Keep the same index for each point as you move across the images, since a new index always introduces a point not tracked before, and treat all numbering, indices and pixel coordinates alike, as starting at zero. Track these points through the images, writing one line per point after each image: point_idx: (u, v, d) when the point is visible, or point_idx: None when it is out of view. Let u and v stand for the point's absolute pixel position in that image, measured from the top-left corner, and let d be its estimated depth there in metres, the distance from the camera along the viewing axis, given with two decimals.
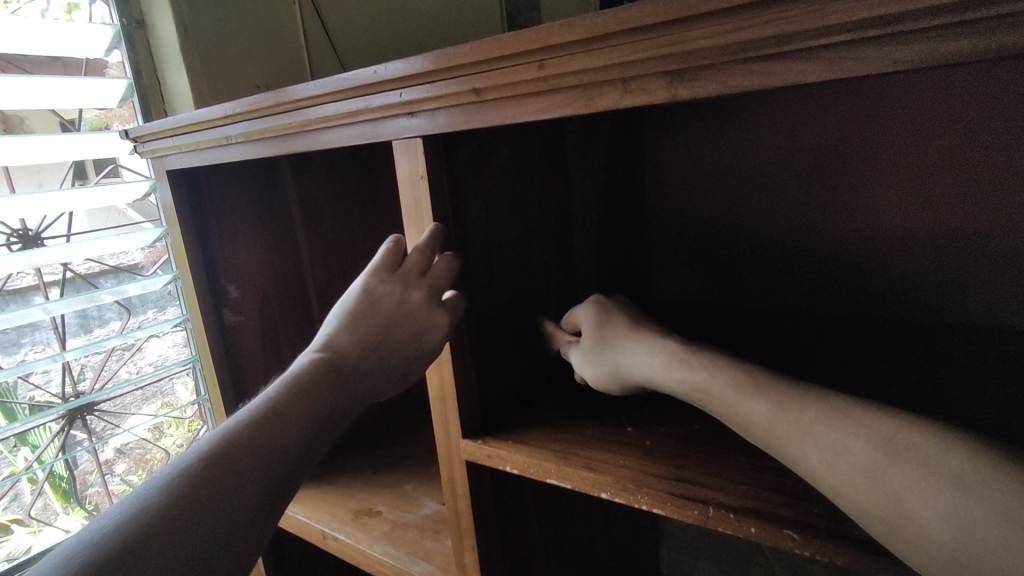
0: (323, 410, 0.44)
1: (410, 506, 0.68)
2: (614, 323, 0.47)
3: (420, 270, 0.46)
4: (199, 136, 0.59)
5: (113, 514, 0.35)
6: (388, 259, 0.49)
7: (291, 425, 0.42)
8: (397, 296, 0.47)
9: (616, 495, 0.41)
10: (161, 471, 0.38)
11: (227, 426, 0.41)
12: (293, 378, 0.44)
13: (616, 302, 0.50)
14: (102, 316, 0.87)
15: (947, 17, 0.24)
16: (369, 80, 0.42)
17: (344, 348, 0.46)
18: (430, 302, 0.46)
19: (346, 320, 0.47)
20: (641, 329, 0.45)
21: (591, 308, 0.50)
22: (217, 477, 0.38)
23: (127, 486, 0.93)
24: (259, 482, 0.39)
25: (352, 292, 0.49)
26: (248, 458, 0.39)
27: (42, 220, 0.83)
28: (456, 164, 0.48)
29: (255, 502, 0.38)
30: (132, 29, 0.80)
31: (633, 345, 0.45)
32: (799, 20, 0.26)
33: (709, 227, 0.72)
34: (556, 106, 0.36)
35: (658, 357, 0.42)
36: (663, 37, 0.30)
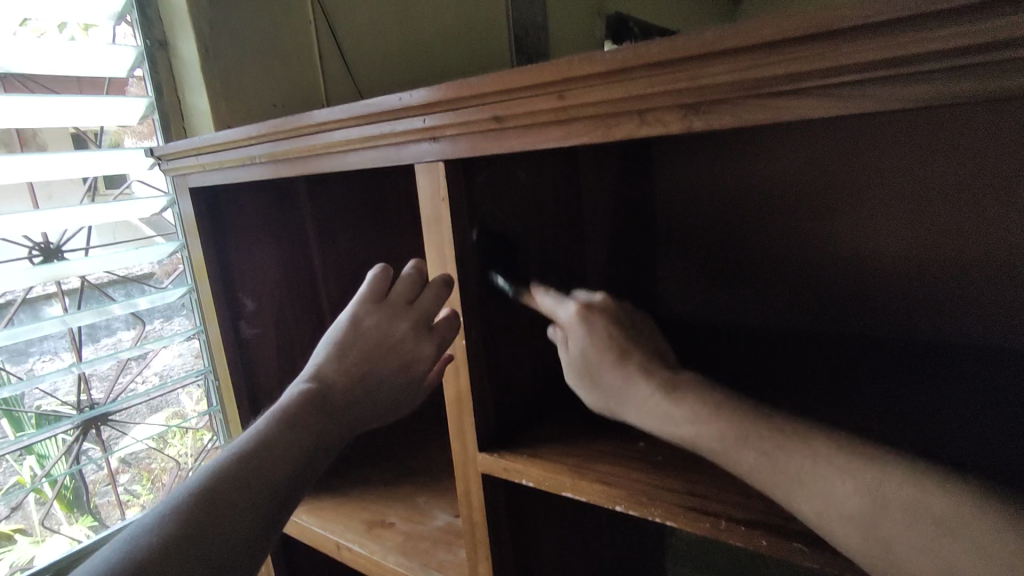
0: (310, 440, 0.47)
1: (422, 518, 0.69)
2: (600, 359, 0.44)
3: (408, 299, 0.51)
4: (223, 155, 0.61)
5: (116, 544, 0.38)
6: (375, 287, 0.53)
7: (280, 455, 0.46)
8: (383, 327, 0.51)
9: (630, 509, 0.42)
10: (160, 503, 0.41)
11: (225, 454, 0.45)
12: (283, 410, 0.48)
13: (601, 315, 0.46)
14: (110, 327, 0.88)
15: (953, 60, 0.25)
16: (394, 106, 0.44)
17: (332, 377, 0.50)
18: (417, 331, 0.49)
19: (334, 350, 0.51)
20: (626, 366, 0.43)
21: (575, 327, 0.45)
22: (214, 505, 0.41)
23: (132, 496, 0.94)
24: (253, 507, 0.43)
25: (340, 322, 0.53)
26: (239, 489, 0.43)
27: (63, 234, 0.85)
28: (475, 186, 0.49)
29: (249, 528, 0.42)
30: (154, 49, 0.83)
31: (618, 390, 0.43)
32: (811, 60, 0.28)
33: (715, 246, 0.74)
34: (574, 134, 0.38)
35: (644, 408, 0.41)
36: (680, 72, 0.32)
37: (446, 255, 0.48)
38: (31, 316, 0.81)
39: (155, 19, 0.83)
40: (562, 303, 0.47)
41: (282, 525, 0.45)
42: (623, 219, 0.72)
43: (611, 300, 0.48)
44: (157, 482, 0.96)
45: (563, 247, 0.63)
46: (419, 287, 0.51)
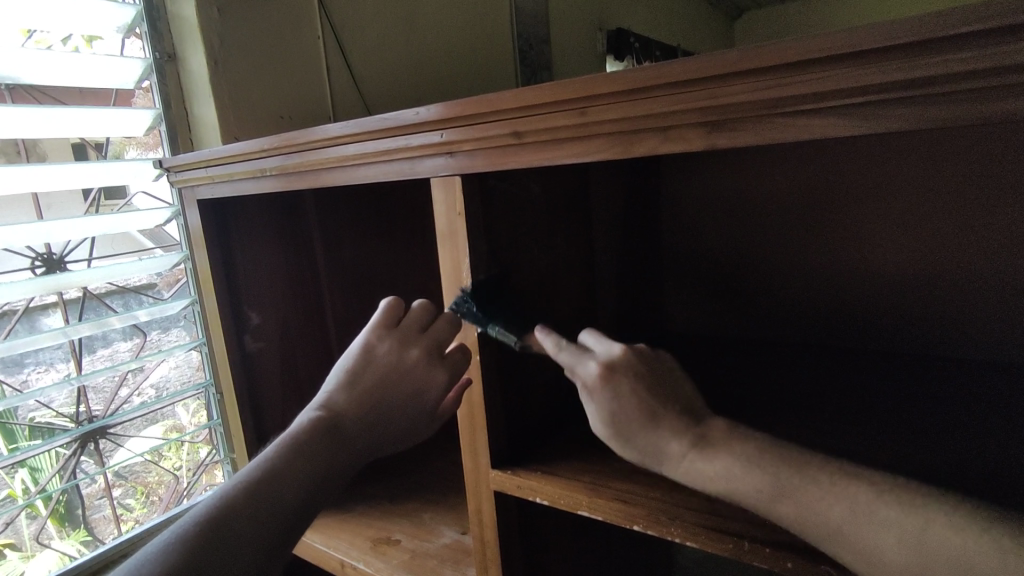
0: (317, 471, 0.46)
1: (428, 535, 0.68)
2: (629, 424, 0.39)
3: (420, 326, 0.51)
4: (233, 168, 0.61)
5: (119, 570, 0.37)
6: (388, 316, 0.53)
7: (287, 483, 0.45)
8: (393, 356, 0.50)
9: (648, 528, 0.42)
10: (168, 529, 0.41)
11: (234, 480, 0.45)
12: (293, 438, 0.47)
13: (626, 373, 0.40)
14: (107, 338, 0.86)
15: (977, 81, 0.25)
16: (410, 120, 0.44)
17: (343, 405, 0.50)
18: (429, 359, 0.49)
19: (345, 380, 0.51)
20: (656, 429, 0.39)
21: (597, 393, 0.40)
22: (218, 533, 0.41)
23: (125, 510, 0.91)
24: (259, 535, 0.42)
25: (352, 350, 0.52)
26: (245, 518, 0.42)
27: (65, 244, 0.84)
28: (489, 201, 0.49)
29: (253, 557, 0.41)
30: (163, 62, 0.84)
31: (649, 454, 0.39)
32: (837, 80, 0.28)
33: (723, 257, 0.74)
34: (594, 151, 0.38)
35: (682, 470, 0.38)
36: (706, 90, 0.32)
37: (462, 268, 0.48)
38: (28, 328, 0.79)
39: (164, 31, 0.84)
40: (582, 360, 0.42)
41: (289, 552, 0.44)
42: (628, 231, 0.73)
43: (632, 348, 0.42)
44: (152, 496, 0.94)
45: (575, 261, 0.62)
46: (429, 317, 0.51)
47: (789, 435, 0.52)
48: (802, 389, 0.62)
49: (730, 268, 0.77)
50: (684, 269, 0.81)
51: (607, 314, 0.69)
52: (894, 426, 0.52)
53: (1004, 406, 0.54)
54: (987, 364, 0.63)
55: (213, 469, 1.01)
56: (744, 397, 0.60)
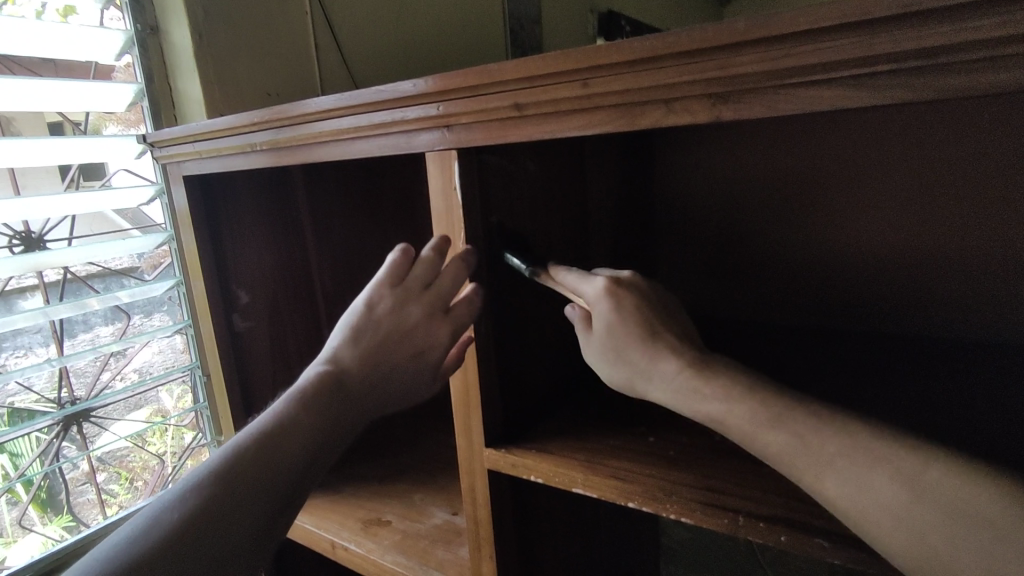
0: (324, 426, 0.46)
1: (420, 516, 0.68)
2: (625, 334, 0.41)
3: (426, 282, 0.48)
4: (221, 143, 0.59)
5: (130, 525, 0.39)
6: (395, 271, 0.50)
7: (292, 442, 0.45)
8: (396, 313, 0.48)
9: (644, 505, 0.42)
10: (179, 484, 0.42)
11: (239, 440, 0.44)
12: (300, 393, 0.47)
13: (630, 292, 0.43)
14: (87, 321, 0.84)
15: (992, 50, 0.25)
16: (407, 92, 0.42)
17: (349, 361, 0.48)
18: (431, 316, 0.46)
19: (349, 336, 0.49)
20: (655, 341, 0.40)
21: (601, 304, 0.42)
22: (220, 496, 0.41)
23: (109, 496, 0.90)
24: (258, 500, 0.42)
25: (355, 307, 0.50)
26: (254, 470, 0.43)
27: (45, 223, 0.81)
28: (485, 176, 0.48)
29: (264, 507, 0.42)
30: (145, 34, 0.81)
31: (645, 363, 0.40)
32: (846, 49, 0.28)
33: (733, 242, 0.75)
34: (597, 123, 0.37)
35: (676, 380, 0.39)
36: (711, 60, 0.31)
37: (458, 231, 0.47)
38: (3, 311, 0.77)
39: (146, 3, 0.80)
40: (586, 279, 0.44)
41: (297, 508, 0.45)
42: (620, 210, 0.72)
43: (639, 279, 0.45)
44: (136, 481, 0.93)
45: (570, 239, 0.61)
46: (438, 269, 0.48)
47: None
48: (793, 369, 0.62)
49: (723, 250, 0.77)
50: (676, 250, 0.81)
51: None
52: (885, 403, 0.52)
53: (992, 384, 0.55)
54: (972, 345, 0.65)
55: (200, 453, 1.00)
56: None
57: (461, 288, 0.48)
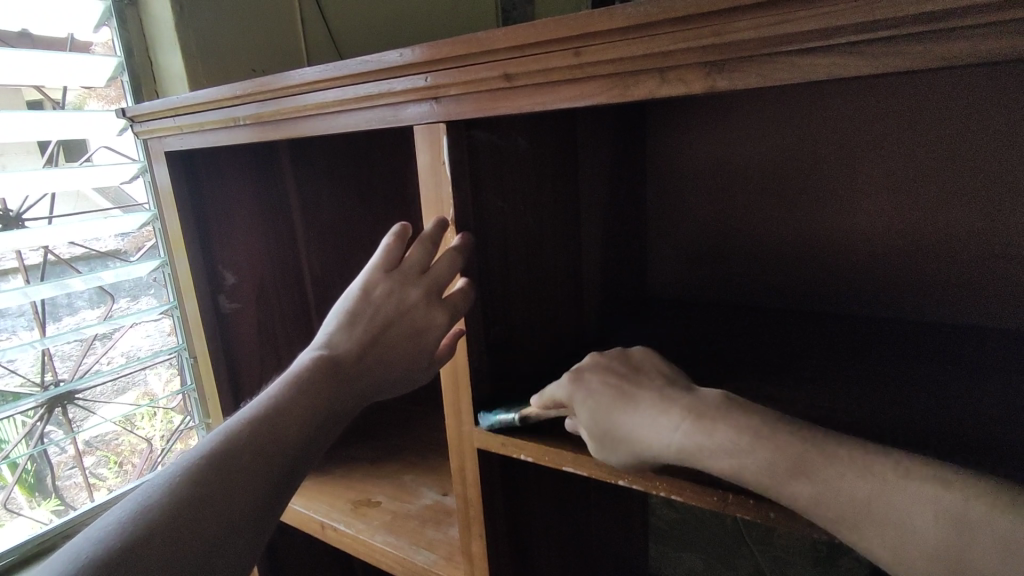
0: (321, 410, 0.45)
1: (410, 497, 0.67)
2: (612, 407, 0.41)
3: (422, 267, 0.47)
4: (204, 117, 0.57)
5: (123, 507, 0.38)
6: (389, 255, 0.49)
7: (286, 426, 0.44)
8: (394, 298, 0.47)
9: (634, 483, 0.42)
10: (172, 466, 0.41)
11: (231, 424, 0.44)
12: (296, 376, 0.46)
13: (595, 371, 0.44)
14: (72, 304, 0.82)
15: (994, 15, 0.25)
16: (394, 62, 0.41)
17: (345, 347, 0.48)
18: (428, 299, 0.46)
19: (344, 321, 0.48)
20: (637, 407, 0.40)
21: (576, 388, 0.43)
22: (212, 477, 0.40)
23: (99, 479, 0.89)
24: (252, 481, 0.41)
25: (351, 291, 0.49)
26: (246, 457, 0.42)
27: (24, 201, 0.78)
28: (476, 152, 0.47)
29: (260, 491, 0.42)
30: (123, 5, 0.78)
31: (638, 435, 0.39)
32: (844, 14, 0.27)
33: (729, 235, 0.76)
34: (590, 94, 0.36)
35: (678, 441, 0.37)
36: (707, 27, 0.30)
37: (446, 209, 0.46)
38: None
39: None
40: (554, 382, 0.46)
41: (292, 490, 0.45)
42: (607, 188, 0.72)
43: (600, 355, 0.46)
44: (125, 465, 0.92)
45: (562, 218, 0.61)
46: (433, 253, 0.47)
47: (772, 385, 0.52)
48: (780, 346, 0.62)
49: (715, 230, 0.77)
50: (668, 231, 0.80)
51: (593, 276, 0.68)
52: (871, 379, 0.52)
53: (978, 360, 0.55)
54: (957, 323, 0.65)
55: (189, 435, 0.99)
56: (727, 355, 0.61)
57: (453, 281, 0.48)
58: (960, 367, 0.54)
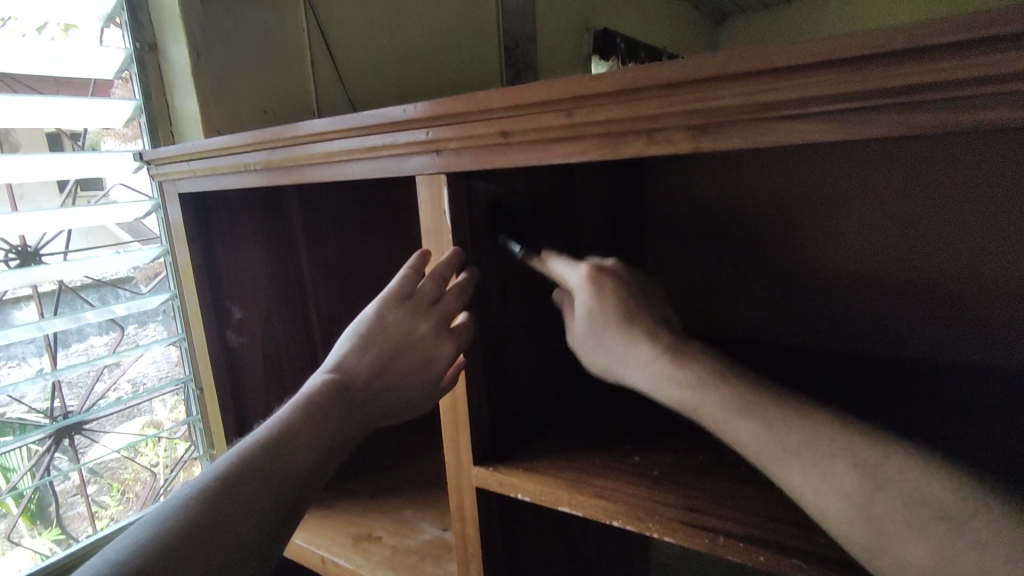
0: (330, 433, 0.48)
1: (410, 532, 0.68)
2: (605, 322, 0.42)
3: (432, 298, 0.48)
4: (216, 162, 0.60)
5: (137, 527, 0.39)
6: (403, 285, 0.49)
7: (298, 447, 0.46)
8: (406, 325, 0.49)
9: (627, 524, 0.42)
10: (187, 484, 0.42)
11: (244, 445, 0.45)
12: (306, 398, 0.48)
13: (612, 280, 0.44)
14: (82, 331, 0.85)
15: (954, 91, 0.26)
16: (398, 117, 0.44)
17: (354, 370, 0.50)
18: (438, 330, 0.48)
19: (357, 344, 0.51)
20: (630, 328, 0.41)
21: (583, 289, 0.44)
22: (227, 498, 0.41)
23: (100, 507, 0.90)
24: (265, 503, 0.43)
25: (364, 315, 0.51)
26: (261, 478, 0.43)
27: (41, 237, 0.82)
28: (475, 199, 0.49)
29: (270, 514, 0.43)
30: (143, 52, 0.82)
31: (624, 347, 0.41)
32: (815, 86, 0.29)
33: (718, 277, 0.80)
34: (582, 151, 0.38)
35: (652, 369, 0.39)
36: (690, 94, 0.32)
37: (444, 243, 0.48)
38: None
39: (146, 22, 0.82)
40: (573, 266, 0.46)
41: (301, 512, 0.46)
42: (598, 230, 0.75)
43: (622, 268, 0.46)
44: (128, 492, 0.93)
45: (559, 260, 0.63)
46: (444, 287, 0.48)
47: None
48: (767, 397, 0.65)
49: None
50: None
51: None
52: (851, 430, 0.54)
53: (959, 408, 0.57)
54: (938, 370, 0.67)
55: (191, 466, 1.00)
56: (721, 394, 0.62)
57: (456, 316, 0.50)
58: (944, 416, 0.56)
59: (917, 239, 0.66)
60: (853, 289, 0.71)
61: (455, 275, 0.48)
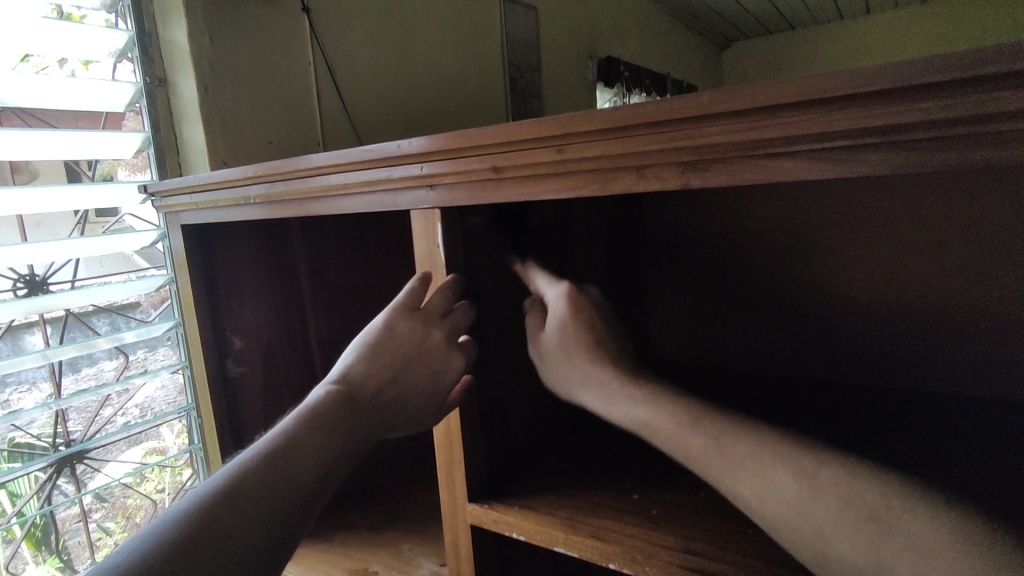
0: (337, 446, 0.44)
1: (406, 567, 0.66)
2: (574, 341, 0.44)
3: (444, 310, 0.48)
4: (217, 195, 0.61)
5: (130, 545, 0.35)
6: (412, 297, 0.49)
7: (304, 460, 0.42)
8: (418, 335, 0.47)
9: (624, 567, 0.41)
10: (181, 501, 0.38)
11: (245, 457, 0.41)
12: (309, 410, 0.45)
13: (587, 307, 0.45)
14: (92, 357, 0.85)
15: (942, 130, 0.26)
16: (392, 152, 0.44)
17: (362, 380, 0.47)
18: (448, 344, 0.48)
19: (366, 351, 0.48)
20: (596, 355, 0.43)
21: (560, 303, 0.45)
22: (227, 515, 0.38)
23: (104, 533, 0.90)
24: (269, 521, 0.39)
25: (374, 325, 0.49)
26: (264, 493, 0.40)
27: (49, 266, 0.83)
28: (469, 233, 0.50)
29: (269, 533, 0.39)
30: (154, 87, 0.84)
31: (586, 368, 0.43)
32: (802, 124, 0.29)
33: (724, 301, 0.82)
34: (572, 187, 0.38)
35: (605, 388, 0.41)
36: (678, 131, 0.32)
37: (436, 261, 0.48)
38: (12, 347, 0.79)
39: (156, 58, 0.84)
40: (553, 284, 0.47)
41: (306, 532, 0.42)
42: (598, 260, 0.75)
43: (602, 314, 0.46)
44: (133, 519, 0.92)
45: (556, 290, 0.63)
46: (453, 299, 0.48)
47: None
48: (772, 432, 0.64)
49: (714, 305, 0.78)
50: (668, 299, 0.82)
51: None
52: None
53: (965, 446, 0.56)
54: (945, 405, 0.66)
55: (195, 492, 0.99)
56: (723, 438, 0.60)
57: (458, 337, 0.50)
58: (950, 455, 0.54)
59: (922, 266, 0.67)
60: (856, 311, 0.73)
61: (456, 302, 0.49)
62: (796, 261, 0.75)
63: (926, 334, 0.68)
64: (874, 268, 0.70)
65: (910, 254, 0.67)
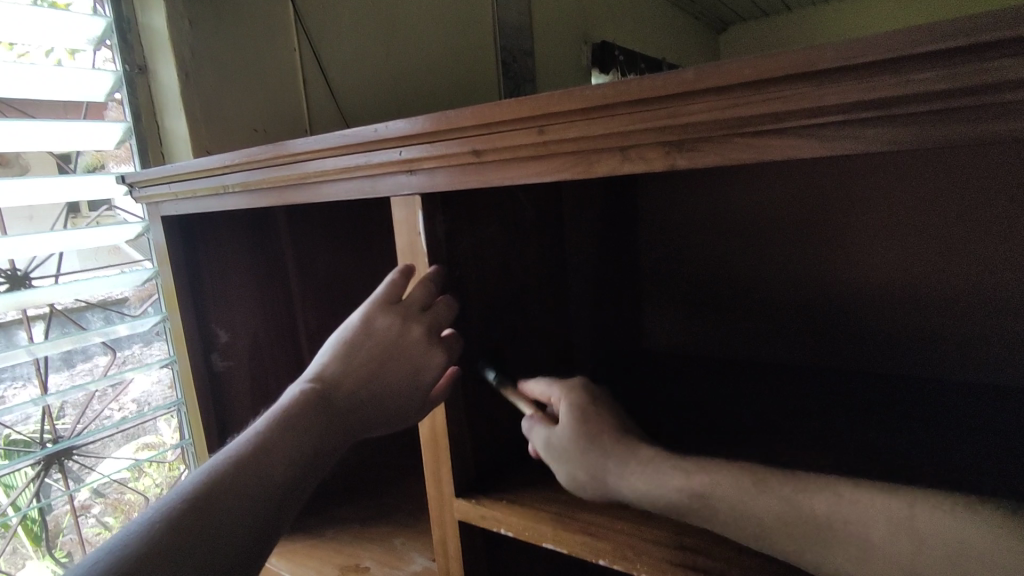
0: (310, 449, 0.43)
1: (399, 562, 0.65)
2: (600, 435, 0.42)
3: (424, 304, 0.46)
4: (197, 184, 0.59)
5: (95, 554, 0.34)
6: (390, 291, 0.47)
7: (277, 464, 0.41)
8: (395, 331, 0.46)
9: (614, 563, 0.40)
10: (150, 507, 0.37)
11: (216, 461, 0.40)
12: (282, 412, 0.44)
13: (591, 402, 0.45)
14: (86, 351, 0.83)
15: (940, 102, 0.24)
16: (368, 137, 0.42)
17: (338, 379, 0.46)
18: (428, 339, 0.46)
19: (341, 350, 0.47)
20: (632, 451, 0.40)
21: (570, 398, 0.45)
22: (197, 522, 0.37)
23: (102, 528, 0.88)
24: (239, 527, 0.38)
25: (351, 323, 0.48)
26: (234, 497, 0.39)
27: (31, 261, 0.81)
28: (451, 221, 0.48)
29: (240, 538, 0.38)
30: (133, 75, 0.81)
31: (623, 464, 0.40)
32: (791, 100, 0.27)
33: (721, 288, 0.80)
34: (556, 170, 0.36)
35: (639, 486, 0.39)
36: (663, 109, 0.30)
37: (416, 247, 0.46)
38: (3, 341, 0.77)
39: (134, 44, 0.81)
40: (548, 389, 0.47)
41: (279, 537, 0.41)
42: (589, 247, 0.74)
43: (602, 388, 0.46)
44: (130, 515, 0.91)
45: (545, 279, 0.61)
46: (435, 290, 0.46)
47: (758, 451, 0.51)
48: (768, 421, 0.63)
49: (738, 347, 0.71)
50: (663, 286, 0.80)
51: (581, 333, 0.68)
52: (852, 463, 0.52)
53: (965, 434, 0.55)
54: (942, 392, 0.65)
55: None
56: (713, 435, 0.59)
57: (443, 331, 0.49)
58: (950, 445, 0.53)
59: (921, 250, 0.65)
60: (853, 296, 0.71)
61: (437, 297, 0.47)
62: (792, 246, 0.74)
63: (925, 320, 0.67)
64: (871, 252, 0.69)
65: (909, 237, 0.66)
